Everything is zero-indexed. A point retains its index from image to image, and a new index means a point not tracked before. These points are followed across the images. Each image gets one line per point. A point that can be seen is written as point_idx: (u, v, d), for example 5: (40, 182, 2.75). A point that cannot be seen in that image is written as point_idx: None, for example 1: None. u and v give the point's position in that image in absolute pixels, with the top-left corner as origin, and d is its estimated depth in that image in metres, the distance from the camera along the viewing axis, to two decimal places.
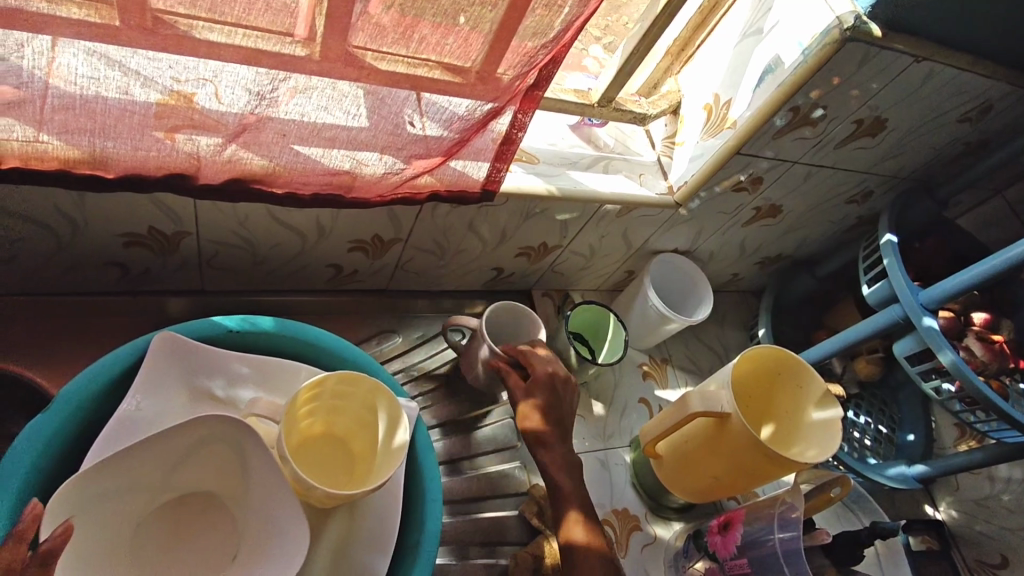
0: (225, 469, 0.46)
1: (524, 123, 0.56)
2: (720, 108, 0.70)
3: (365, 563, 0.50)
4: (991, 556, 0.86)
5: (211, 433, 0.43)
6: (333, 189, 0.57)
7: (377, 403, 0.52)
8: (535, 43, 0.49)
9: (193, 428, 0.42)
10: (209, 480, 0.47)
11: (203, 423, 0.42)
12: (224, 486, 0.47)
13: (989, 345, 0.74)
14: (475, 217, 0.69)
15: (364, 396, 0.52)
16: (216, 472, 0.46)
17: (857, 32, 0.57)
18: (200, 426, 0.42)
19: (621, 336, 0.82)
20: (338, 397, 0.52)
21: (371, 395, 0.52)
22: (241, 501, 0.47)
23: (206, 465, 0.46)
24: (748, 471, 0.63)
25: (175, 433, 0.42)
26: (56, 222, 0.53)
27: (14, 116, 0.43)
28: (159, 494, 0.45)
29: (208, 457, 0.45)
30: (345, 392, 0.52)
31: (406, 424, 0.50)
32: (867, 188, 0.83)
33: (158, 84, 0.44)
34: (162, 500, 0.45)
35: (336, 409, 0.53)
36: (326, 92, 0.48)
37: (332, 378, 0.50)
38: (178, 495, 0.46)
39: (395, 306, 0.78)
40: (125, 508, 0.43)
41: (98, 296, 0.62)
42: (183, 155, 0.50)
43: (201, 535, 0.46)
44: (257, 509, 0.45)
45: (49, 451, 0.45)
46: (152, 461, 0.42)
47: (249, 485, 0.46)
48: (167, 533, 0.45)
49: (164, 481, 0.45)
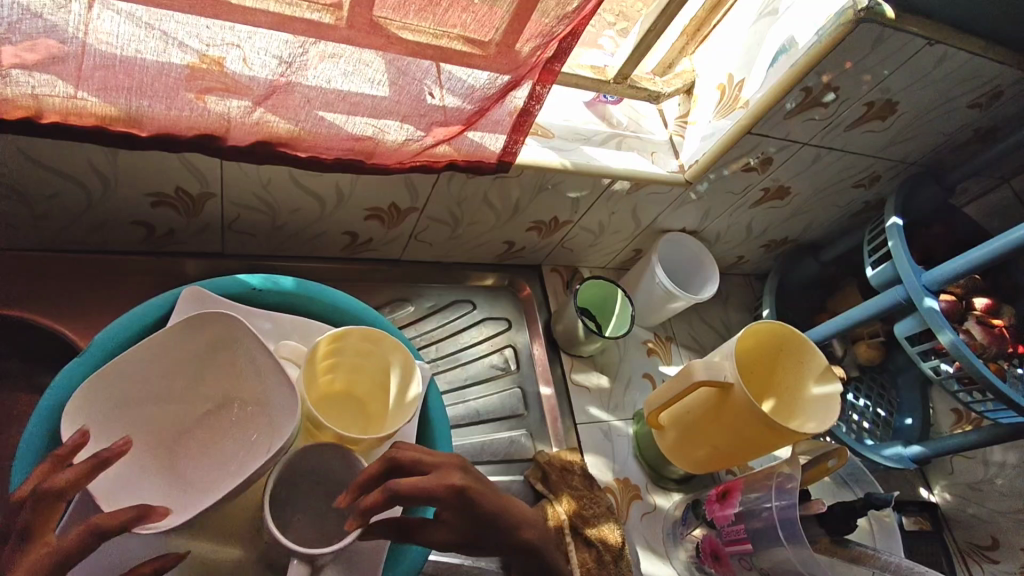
0: (235, 367, 0.49)
1: (541, 95, 0.58)
2: (733, 88, 0.72)
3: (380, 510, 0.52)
4: (982, 538, 0.88)
5: (206, 335, 0.48)
6: (355, 155, 0.59)
7: (392, 361, 0.53)
8: (554, 17, 0.51)
9: (186, 330, 0.47)
10: (230, 386, 0.49)
11: (194, 322, 0.47)
12: (243, 391, 0.49)
13: (989, 328, 0.76)
14: (490, 188, 0.70)
15: (380, 356, 0.54)
16: (230, 373, 0.49)
17: (871, 13, 0.58)
18: (194, 323, 0.47)
19: (629, 310, 0.84)
20: (360, 354, 0.54)
21: (387, 353, 0.53)
22: (255, 393, 0.48)
23: (220, 368, 0.49)
24: (749, 440, 0.66)
25: (171, 337, 0.47)
26: (89, 179, 0.55)
27: (55, 72, 0.45)
28: (192, 406, 0.49)
29: (222, 359, 0.49)
30: (366, 350, 0.53)
31: (417, 379, 0.51)
32: (874, 172, 0.84)
33: (191, 47, 0.46)
34: (198, 415, 0.49)
35: (359, 367, 0.55)
36: (351, 59, 0.50)
37: (352, 334, 0.52)
38: (213, 408, 0.49)
39: (408, 276, 0.81)
40: (156, 414, 0.47)
41: (124, 255, 0.64)
42: (214, 117, 0.51)
43: (235, 437, 0.48)
44: (264, 393, 0.48)
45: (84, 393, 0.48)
46: (165, 367, 0.48)
47: (254, 375, 0.48)
48: (206, 444, 0.48)
49: (192, 392, 0.49)
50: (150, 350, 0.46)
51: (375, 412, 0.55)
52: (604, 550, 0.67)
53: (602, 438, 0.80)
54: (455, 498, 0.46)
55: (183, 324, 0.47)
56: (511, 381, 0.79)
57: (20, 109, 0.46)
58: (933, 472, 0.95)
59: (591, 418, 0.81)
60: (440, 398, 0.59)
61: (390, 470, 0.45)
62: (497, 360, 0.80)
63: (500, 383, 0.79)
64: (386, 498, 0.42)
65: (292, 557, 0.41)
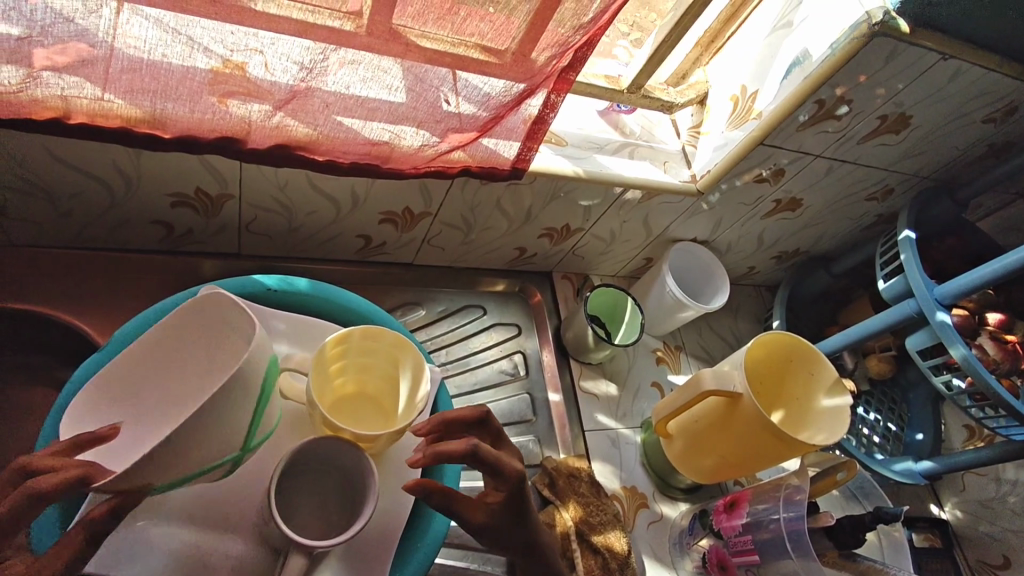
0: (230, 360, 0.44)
1: (556, 103, 0.59)
2: (746, 99, 0.72)
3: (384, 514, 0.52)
4: (994, 556, 0.87)
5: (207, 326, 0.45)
6: (371, 159, 0.60)
7: (400, 357, 0.53)
8: (569, 28, 0.52)
9: (183, 319, 0.44)
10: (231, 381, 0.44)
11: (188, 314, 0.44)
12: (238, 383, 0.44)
13: (1002, 345, 0.75)
14: (503, 195, 0.71)
15: (387, 352, 0.54)
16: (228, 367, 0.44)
17: (885, 28, 0.58)
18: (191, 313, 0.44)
19: (638, 319, 0.84)
20: (363, 353, 0.54)
21: (393, 349, 0.53)
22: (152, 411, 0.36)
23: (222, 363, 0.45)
24: (757, 450, 0.65)
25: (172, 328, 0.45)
26: (113, 179, 0.57)
27: (84, 74, 0.46)
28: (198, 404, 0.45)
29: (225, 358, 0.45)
30: (370, 349, 0.53)
31: (426, 379, 0.51)
32: (887, 186, 0.84)
33: (214, 52, 0.47)
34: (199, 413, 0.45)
35: (366, 368, 0.55)
36: (370, 65, 0.51)
37: (355, 334, 0.52)
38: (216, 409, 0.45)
39: (419, 280, 0.82)
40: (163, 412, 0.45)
41: (143, 253, 0.66)
42: (236, 120, 0.53)
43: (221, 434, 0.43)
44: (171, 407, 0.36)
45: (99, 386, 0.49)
46: (174, 362, 0.45)
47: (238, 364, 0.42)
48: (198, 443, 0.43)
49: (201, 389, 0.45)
50: (155, 344, 0.45)
51: (390, 405, 0.56)
52: (610, 557, 0.67)
53: (609, 446, 0.80)
54: (517, 483, 0.47)
55: (179, 315, 0.44)
56: (520, 387, 0.80)
57: (49, 110, 0.47)
58: (944, 488, 0.94)
59: (598, 426, 0.81)
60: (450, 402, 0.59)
61: (481, 421, 0.51)
62: (505, 365, 0.81)
63: (509, 388, 0.79)
64: (468, 448, 0.46)
65: (292, 548, 0.43)
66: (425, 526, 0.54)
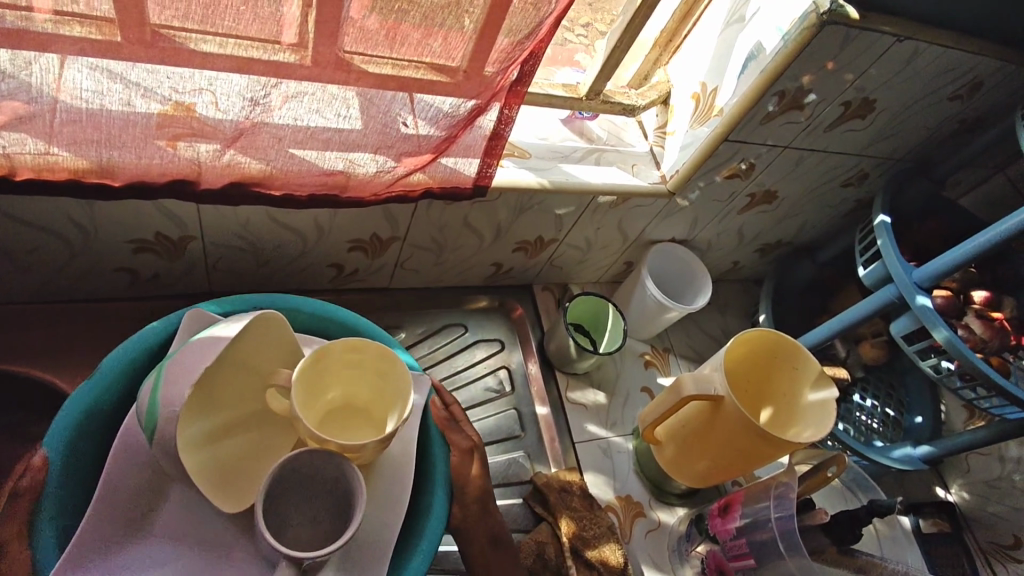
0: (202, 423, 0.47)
1: (511, 117, 0.58)
2: (707, 96, 0.71)
3: (378, 524, 0.51)
4: (1005, 537, 0.86)
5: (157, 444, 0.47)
6: (330, 189, 0.59)
7: (383, 368, 0.54)
8: (516, 39, 0.51)
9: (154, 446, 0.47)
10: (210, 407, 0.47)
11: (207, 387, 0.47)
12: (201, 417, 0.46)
13: (989, 322, 0.72)
14: (470, 213, 0.71)
15: (371, 362, 0.54)
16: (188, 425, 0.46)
17: (833, 16, 0.58)
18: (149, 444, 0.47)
19: (621, 325, 0.83)
20: (285, 348, 0.52)
21: (376, 360, 0.54)
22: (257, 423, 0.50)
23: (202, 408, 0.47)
24: (745, 453, 0.64)
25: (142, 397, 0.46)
26: (68, 230, 0.56)
27: (25, 130, 0.46)
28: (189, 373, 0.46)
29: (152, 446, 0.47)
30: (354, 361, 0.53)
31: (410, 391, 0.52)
32: (862, 171, 0.83)
33: (158, 96, 0.47)
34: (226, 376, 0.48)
35: (320, 382, 0.53)
36: (316, 96, 0.51)
37: (337, 346, 0.52)
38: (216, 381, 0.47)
39: (397, 303, 0.81)
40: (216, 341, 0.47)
41: (109, 301, 0.65)
42: (184, 162, 0.52)
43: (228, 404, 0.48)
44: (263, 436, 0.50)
45: (104, 399, 0.50)
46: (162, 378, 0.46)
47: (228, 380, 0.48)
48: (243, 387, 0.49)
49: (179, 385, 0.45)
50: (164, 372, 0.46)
51: (381, 407, 0.55)
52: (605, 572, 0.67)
53: (601, 456, 0.79)
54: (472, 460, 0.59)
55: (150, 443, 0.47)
56: (507, 402, 0.79)
57: None
58: (949, 470, 0.93)
59: (589, 436, 0.80)
60: (441, 433, 0.59)
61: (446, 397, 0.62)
62: (491, 382, 0.80)
63: (496, 405, 0.78)
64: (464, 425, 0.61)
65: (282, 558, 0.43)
66: (417, 541, 0.53)
